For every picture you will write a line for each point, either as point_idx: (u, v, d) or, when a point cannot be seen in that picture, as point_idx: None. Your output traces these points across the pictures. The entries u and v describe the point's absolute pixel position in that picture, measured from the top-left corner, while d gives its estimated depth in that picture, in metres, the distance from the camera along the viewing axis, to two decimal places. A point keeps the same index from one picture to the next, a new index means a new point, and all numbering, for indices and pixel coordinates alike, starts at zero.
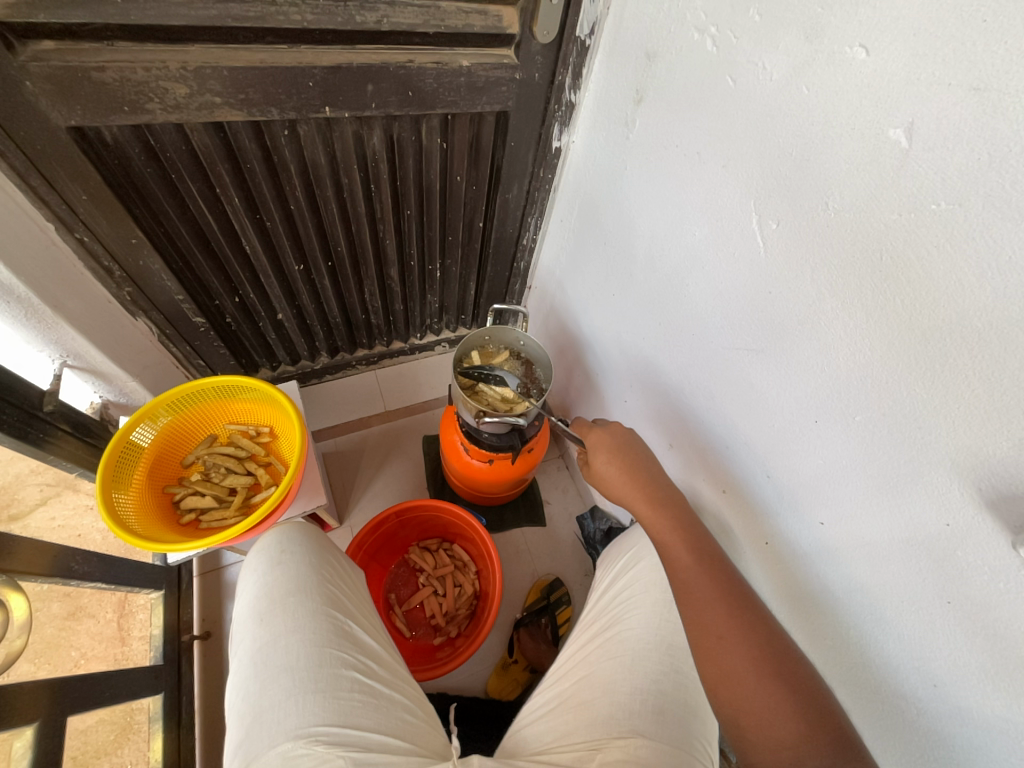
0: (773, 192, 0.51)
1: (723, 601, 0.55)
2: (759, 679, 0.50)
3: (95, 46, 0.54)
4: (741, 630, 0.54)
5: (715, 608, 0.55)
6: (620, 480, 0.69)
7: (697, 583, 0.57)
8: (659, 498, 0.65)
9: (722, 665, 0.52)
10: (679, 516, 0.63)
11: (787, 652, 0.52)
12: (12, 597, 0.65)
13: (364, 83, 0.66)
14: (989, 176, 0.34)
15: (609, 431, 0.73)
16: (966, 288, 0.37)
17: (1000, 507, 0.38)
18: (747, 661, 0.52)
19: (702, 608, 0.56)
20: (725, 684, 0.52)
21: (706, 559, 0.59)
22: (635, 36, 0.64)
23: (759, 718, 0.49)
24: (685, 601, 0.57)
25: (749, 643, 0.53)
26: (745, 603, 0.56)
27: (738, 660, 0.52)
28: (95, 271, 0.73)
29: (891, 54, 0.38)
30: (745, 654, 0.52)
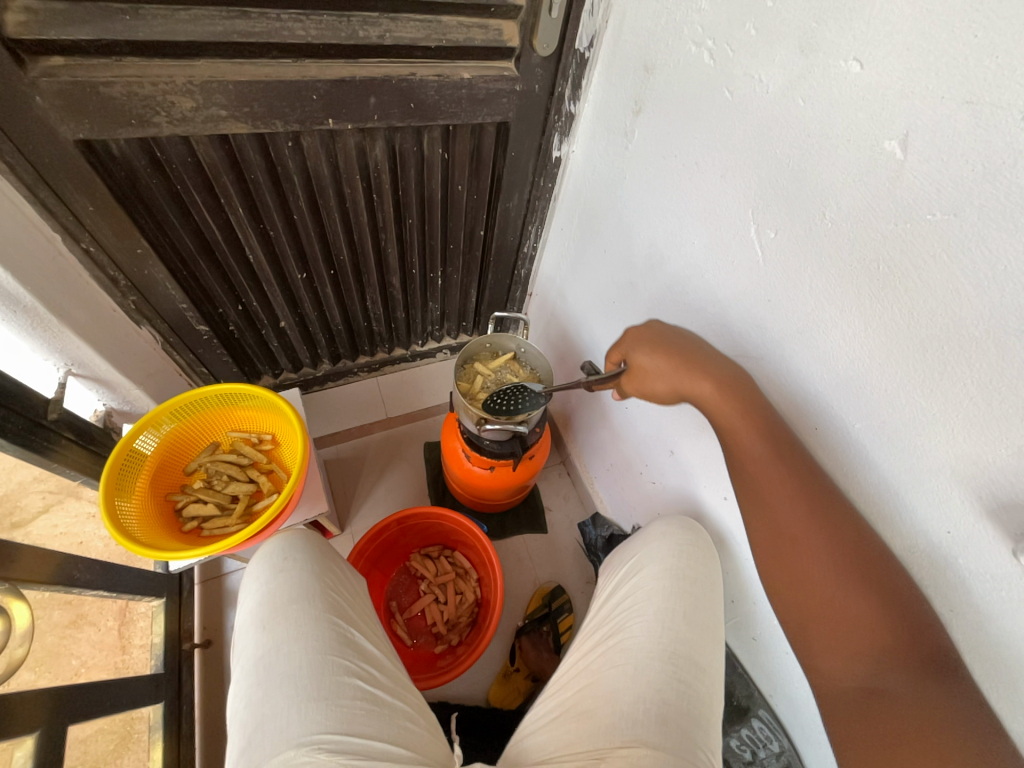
0: (771, 202, 0.51)
1: (797, 505, 0.50)
2: (845, 589, 0.46)
3: (104, 61, 0.55)
4: (820, 529, 0.48)
5: (788, 509, 0.50)
6: (666, 379, 0.61)
7: (762, 482, 0.52)
8: (718, 385, 0.56)
9: (799, 571, 0.50)
10: (739, 403, 0.55)
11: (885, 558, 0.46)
12: (15, 606, 0.65)
13: (368, 95, 0.67)
14: (983, 186, 0.34)
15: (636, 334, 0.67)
16: (962, 298, 0.37)
17: (1001, 515, 0.38)
18: (825, 564, 0.48)
19: (770, 511, 0.52)
20: (795, 586, 0.50)
21: (776, 450, 0.52)
22: (634, 49, 0.65)
23: (833, 618, 0.47)
24: (751, 499, 0.54)
25: (833, 547, 0.47)
26: (822, 499, 0.49)
27: (813, 566, 0.48)
28: (101, 280, 0.73)
29: (885, 67, 0.38)
30: (825, 560, 0.47)
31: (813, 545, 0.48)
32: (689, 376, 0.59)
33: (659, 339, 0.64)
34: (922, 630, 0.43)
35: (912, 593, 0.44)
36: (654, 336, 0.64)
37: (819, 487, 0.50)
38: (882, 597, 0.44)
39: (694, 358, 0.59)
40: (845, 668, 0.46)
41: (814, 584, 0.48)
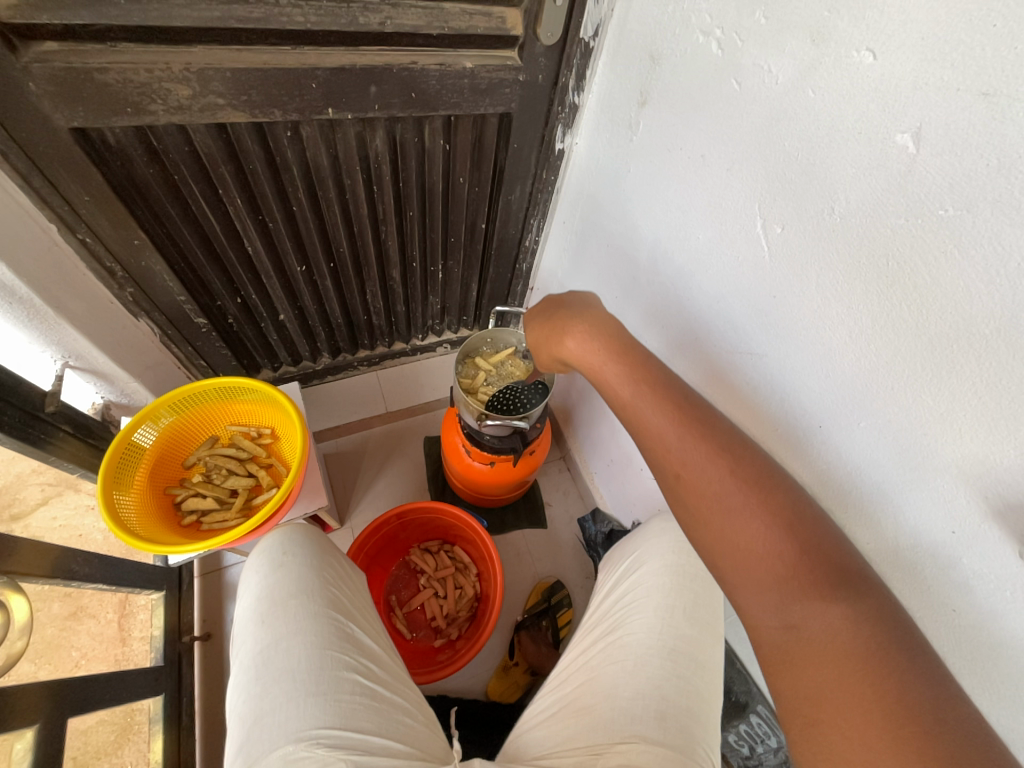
0: (778, 196, 0.50)
1: (687, 442, 0.53)
2: (738, 513, 0.49)
3: (99, 47, 0.54)
4: (711, 463, 0.51)
5: (680, 449, 0.53)
6: (572, 346, 0.63)
7: (654, 426, 0.56)
8: (604, 346, 0.61)
9: (698, 509, 0.51)
10: (623, 357, 0.60)
11: (767, 478, 0.50)
12: (13, 599, 0.63)
13: (367, 84, 0.65)
14: (997, 181, 0.34)
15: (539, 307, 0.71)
16: (971, 295, 0.36)
17: (1007, 515, 0.38)
18: (719, 494, 0.50)
19: (666, 453, 0.54)
20: (699, 524, 0.52)
21: (662, 397, 0.56)
22: (640, 38, 0.64)
23: (736, 549, 0.48)
24: (649, 447, 0.57)
25: (723, 475, 0.50)
26: (707, 434, 0.53)
27: (709, 500, 0.51)
28: (98, 272, 0.73)
29: (900, 58, 0.37)
30: (721, 491, 0.50)
31: (702, 480, 0.51)
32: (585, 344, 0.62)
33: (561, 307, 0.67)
34: (805, 539, 0.46)
35: (796, 508, 0.48)
36: (550, 304, 0.69)
37: (708, 426, 0.54)
38: (770, 514, 0.47)
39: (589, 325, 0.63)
40: (760, 598, 0.46)
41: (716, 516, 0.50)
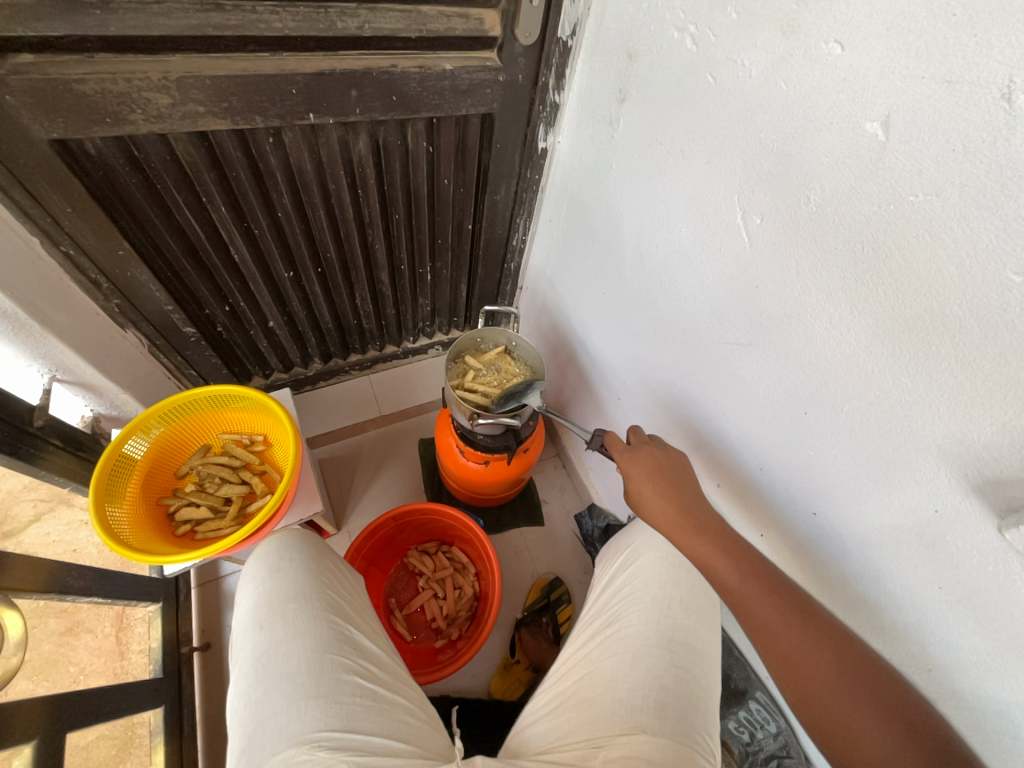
0: (756, 187, 0.51)
1: (786, 620, 0.54)
2: (843, 699, 0.49)
3: (75, 58, 0.54)
4: (812, 646, 0.52)
5: (780, 626, 0.54)
6: (660, 506, 0.66)
7: (752, 603, 0.57)
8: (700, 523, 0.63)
9: (803, 689, 0.51)
10: (717, 535, 0.62)
11: (870, 663, 0.50)
12: (6, 615, 0.63)
13: (348, 88, 0.66)
14: (964, 166, 0.34)
15: (642, 456, 0.70)
16: (944, 278, 0.37)
17: (986, 491, 0.39)
18: (825, 681, 0.50)
19: (765, 631, 0.55)
20: (807, 704, 0.51)
21: (756, 575, 0.58)
22: (617, 36, 0.64)
23: (847, 735, 0.48)
24: (746, 620, 0.57)
25: (826, 658, 0.51)
26: (808, 616, 0.54)
27: (813, 682, 0.51)
28: (83, 284, 0.72)
29: (866, 48, 0.38)
30: (824, 676, 0.50)
31: (807, 662, 0.52)
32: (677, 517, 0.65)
33: (660, 464, 0.69)
34: (922, 728, 0.44)
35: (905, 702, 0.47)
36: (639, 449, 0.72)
37: (801, 605, 0.55)
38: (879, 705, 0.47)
39: (685, 501, 0.65)
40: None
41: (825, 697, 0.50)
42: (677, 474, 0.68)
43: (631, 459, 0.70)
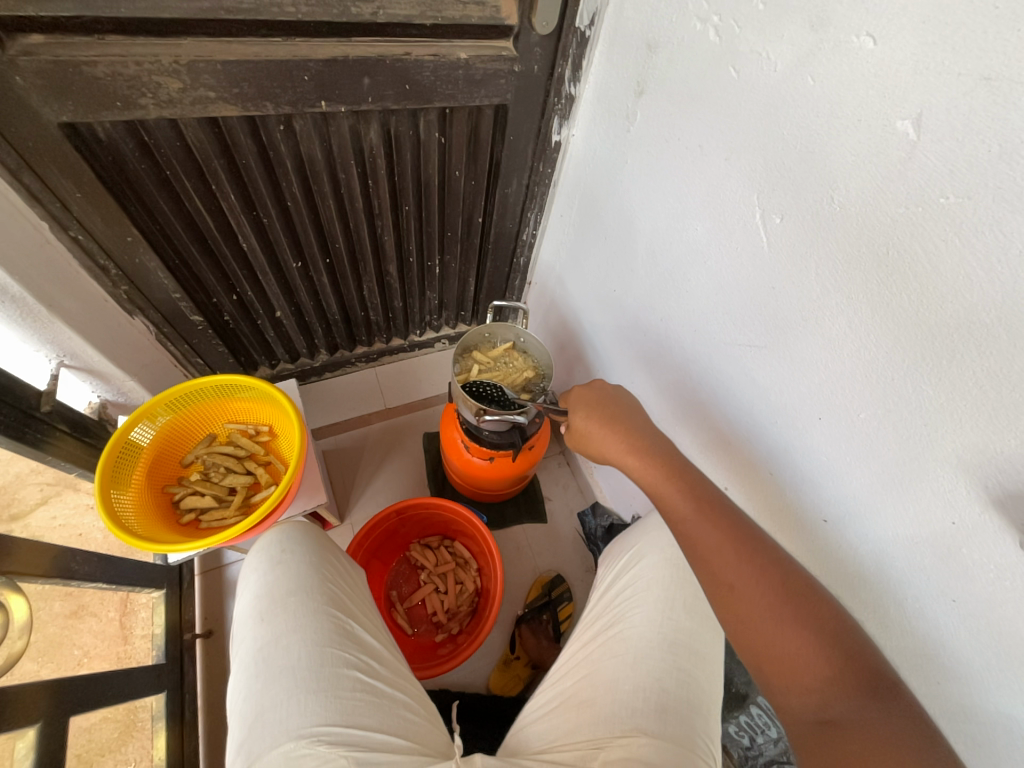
0: (777, 185, 0.50)
1: (729, 549, 0.53)
2: (775, 621, 0.48)
3: (86, 40, 0.53)
4: (752, 574, 0.51)
5: (722, 557, 0.53)
6: (611, 444, 0.67)
7: (699, 534, 0.55)
8: (650, 452, 0.63)
9: (741, 615, 0.50)
10: (666, 465, 0.62)
11: (804, 586, 0.49)
12: (12, 600, 0.65)
13: (360, 76, 0.65)
14: (999, 168, 0.33)
15: (591, 392, 0.71)
16: (973, 284, 0.36)
17: (1007, 505, 0.37)
18: (764, 606, 0.49)
19: (706, 558, 0.54)
20: (743, 628, 0.50)
21: (706, 509, 0.57)
22: (636, 27, 0.63)
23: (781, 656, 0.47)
24: (691, 553, 0.56)
25: (767, 587, 0.50)
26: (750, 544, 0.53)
27: (754, 608, 0.49)
28: (91, 269, 0.72)
29: (900, 43, 0.37)
30: (764, 602, 0.49)
31: (747, 589, 0.51)
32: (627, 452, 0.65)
33: (602, 400, 0.70)
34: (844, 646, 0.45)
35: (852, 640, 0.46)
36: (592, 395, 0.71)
37: (745, 535, 0.54)
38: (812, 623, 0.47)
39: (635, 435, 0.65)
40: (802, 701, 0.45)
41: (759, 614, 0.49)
42: (630, 411, 0.68)
43: (581, 397, 0.72)
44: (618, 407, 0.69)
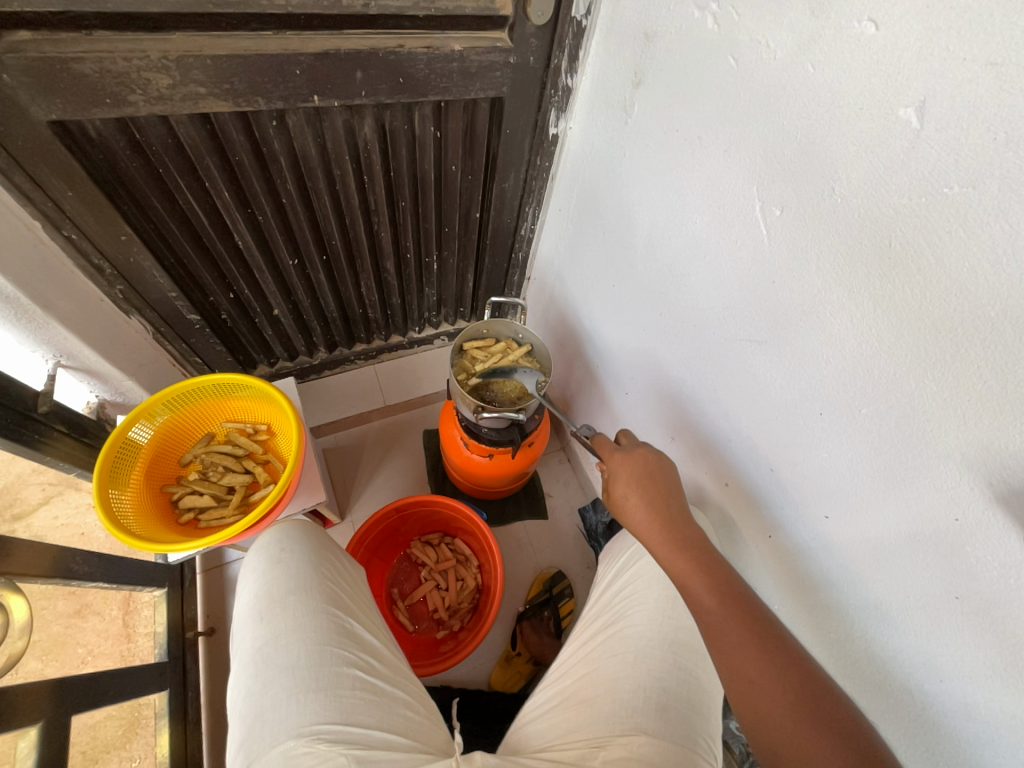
0: (777, 177, 0.49)
1: (755, 644, 0.51)
2: (797, 722, 0.46)
3: (73, 36, 0.52)
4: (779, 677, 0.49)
5: (747, 652, 0.51)
6: (644, 519, 0.63)
7: (726, 628, 0.53)
8: (682, 529, 0.61)
9: (765, 717, 0.48)
10: (695, 551, 0.59)
11: (819, 686, 0.49)
12: (12, 601, 0.66)
13: (353, 70, 0.64)
14: (1006, 156, 0.32)
15: (634, 458, 0.68)
16: (979, 276, 0.35)
17: (1011, 502, 0.37)
18: (788, 707, 0.47)
19: (731, 649, 0.52)
20: (762, 727, 0.48)
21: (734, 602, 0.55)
22: (633, 16, 0.61)
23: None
24: (713, 645, 0.53)
25: (789, 688, 0.48)
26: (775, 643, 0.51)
27: (778, 709, 0.48)
28: (85, 269, 0.72)
29: (902, 28, 0.36)
30: (788, 702, 0.48)
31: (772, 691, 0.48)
32: (660, 530, 0.62)
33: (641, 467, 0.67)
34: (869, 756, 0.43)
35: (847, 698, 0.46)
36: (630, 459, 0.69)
37: (769, 633, 0.52)
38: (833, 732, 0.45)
39: (670, 516, 0.63)
40: None
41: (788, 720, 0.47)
42: (667, 487, 0.65)
43: (623, 461, 0.68)
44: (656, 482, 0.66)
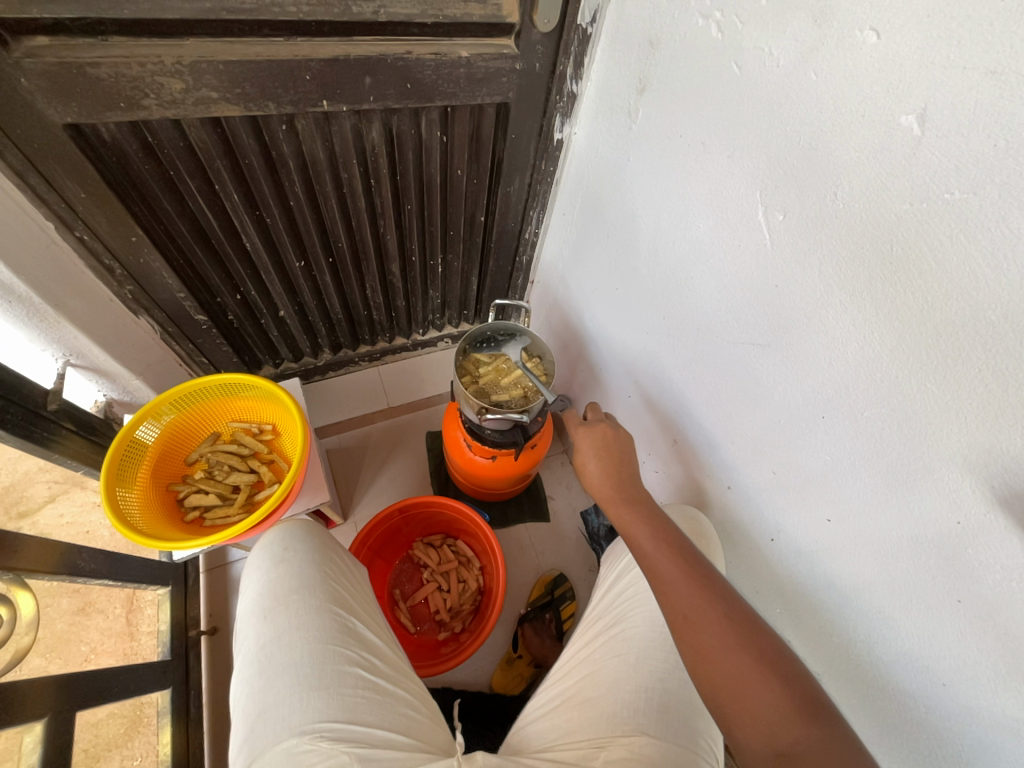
0: (780, 183, 0.49)
1: (690, 581, 0.53)
2: (726, 650, 0.48)
3: (90, 41, 0.53)
4: (711, 608, 0.51)
5: (681, 588, 0.53)
6: (600, 482, 0.68)
7: (662, 567, 0.55)
8: (632, 493, 0.65)
9: (698, 647, 0.49)
10: (643, 508, 0.63)
11: (752, 621, 0.50)
12: (20, 596, 0.68)
13: (362, 75, 0.65)
14: (1007, 162, 0.33)
15: (594, 429, 0.72)
16: (980, 280, 0.35)
17: (1013, 505, 0.37)
18: (717, 636, 0.49)
19: (667, 587, 0.54)
20: (696, 657, 0.49)
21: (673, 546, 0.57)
22: (639, 23, 0.62)
23: (735, 689, 0.46)
24: (654, 586, 0.55)
25: (721, 619, 0.50)
26: (710, 582, 0.54)
27: (708, 638, 0.49)
28: (96, 269, 0.72)
29: (904, 37, 0.36)
30: (719, 631, 0.49)
31: (702, 619, 0.50)
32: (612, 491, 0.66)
33: (602, 438, 0.71)
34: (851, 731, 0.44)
35: None
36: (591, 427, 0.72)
37: (705, 573, 0.54)
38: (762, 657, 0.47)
39: (624, 482, 0.67)
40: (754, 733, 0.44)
41: (720, 648, 0.48)
42: (623, 456, 0.69)
43: (585, 431, 0.72)
44: (613, 450, 0.70)
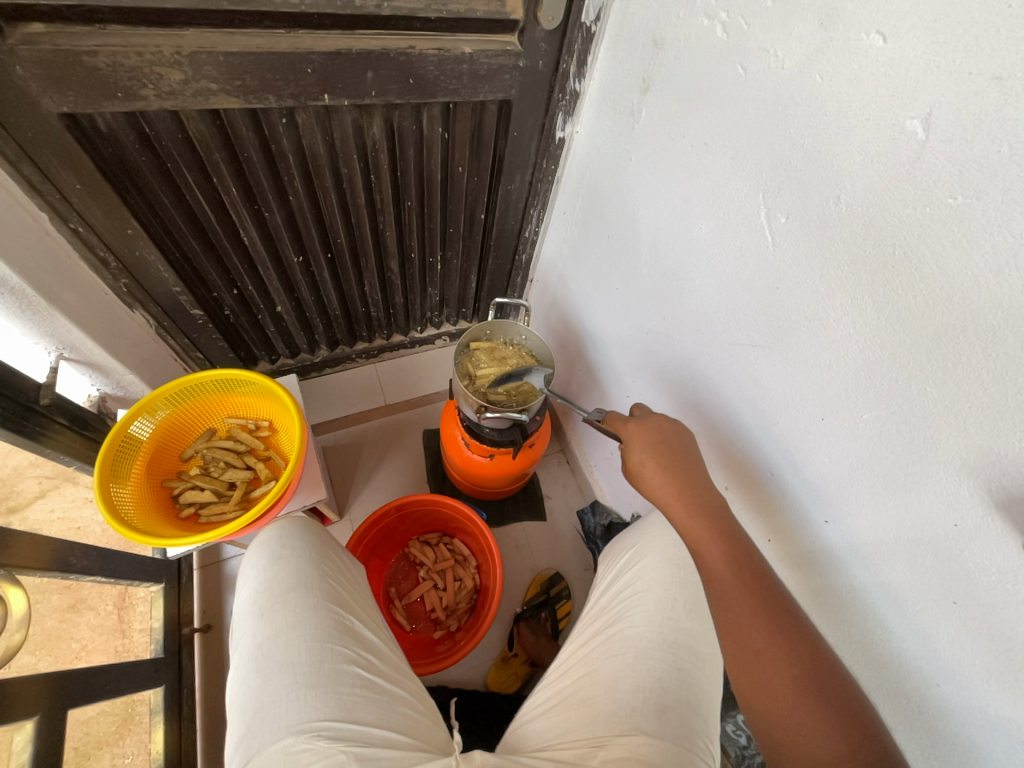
0: (783, 185, 0.49)
1: (764, 618, 0.53)
2: (799, 695, 0.48)
3: (87, 29, 0.52)
4: (782, 646, 0.51)
5: (756, 624, 0.52)
6: (662, 485, 0.63)
7: (736, 597, 0.54)
8: (698, 498, 0.61)
9: (766, 685, 0.50)
10: (712, 519, 0.60)
11: (821, 660, 0.50)
12: (10, 592, 0.63)
13: (364, 69, 0.64)
14: (1010, 168, 0.33)
15: (649, 425, 0.68)
16: (981, 284, 0.36)
17: (1010, 508, 0.37)
18: (788, 678, 0.49)
19: (740, 621, 0.53)
20: (762, 695, 0.50)
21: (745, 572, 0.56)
22: (643, 23, 0.62)
23: (798, 730, 0.47)
24: (722, 612, 0.55)
25: (792, 658, 0.50)
26: (783, 614, 0.53)
27: (777, 679, 0.49)
28: (91, 262, 0.71)
29: (909, 41, 0.36)
30: (790, 672, 0.49)
31: (774, 658, 0.50)
32: (678, 495, 0.62)
33: (663, 435, 0.66)
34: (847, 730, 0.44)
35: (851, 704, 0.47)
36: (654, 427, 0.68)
37: (778, 605, 0.53)
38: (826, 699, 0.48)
39: (688, 482, 0.63)
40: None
41: (789, 690, 0.49)
42: (682, 452, 0.65)
43: (638, 429, 0.68)
44: (674, 450, 0.65)
